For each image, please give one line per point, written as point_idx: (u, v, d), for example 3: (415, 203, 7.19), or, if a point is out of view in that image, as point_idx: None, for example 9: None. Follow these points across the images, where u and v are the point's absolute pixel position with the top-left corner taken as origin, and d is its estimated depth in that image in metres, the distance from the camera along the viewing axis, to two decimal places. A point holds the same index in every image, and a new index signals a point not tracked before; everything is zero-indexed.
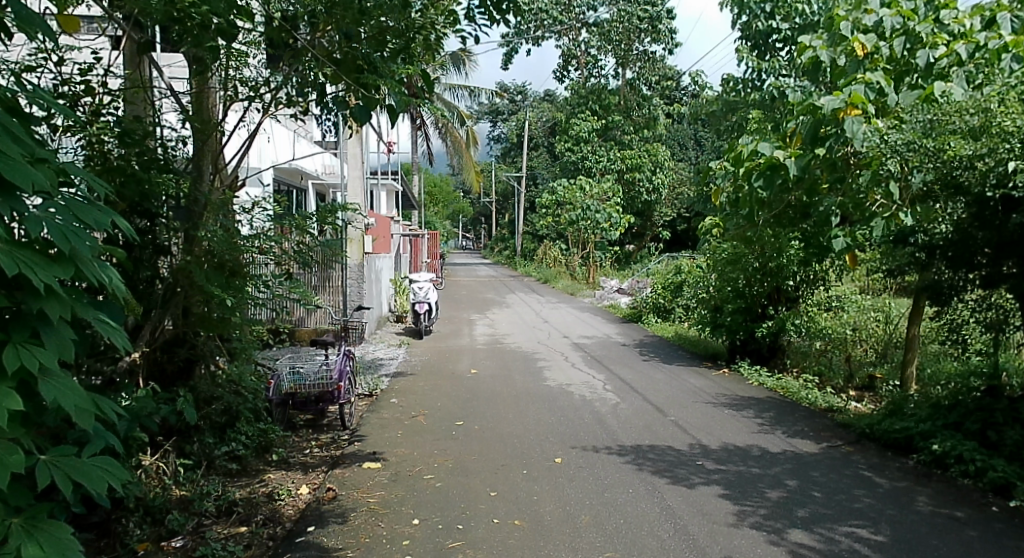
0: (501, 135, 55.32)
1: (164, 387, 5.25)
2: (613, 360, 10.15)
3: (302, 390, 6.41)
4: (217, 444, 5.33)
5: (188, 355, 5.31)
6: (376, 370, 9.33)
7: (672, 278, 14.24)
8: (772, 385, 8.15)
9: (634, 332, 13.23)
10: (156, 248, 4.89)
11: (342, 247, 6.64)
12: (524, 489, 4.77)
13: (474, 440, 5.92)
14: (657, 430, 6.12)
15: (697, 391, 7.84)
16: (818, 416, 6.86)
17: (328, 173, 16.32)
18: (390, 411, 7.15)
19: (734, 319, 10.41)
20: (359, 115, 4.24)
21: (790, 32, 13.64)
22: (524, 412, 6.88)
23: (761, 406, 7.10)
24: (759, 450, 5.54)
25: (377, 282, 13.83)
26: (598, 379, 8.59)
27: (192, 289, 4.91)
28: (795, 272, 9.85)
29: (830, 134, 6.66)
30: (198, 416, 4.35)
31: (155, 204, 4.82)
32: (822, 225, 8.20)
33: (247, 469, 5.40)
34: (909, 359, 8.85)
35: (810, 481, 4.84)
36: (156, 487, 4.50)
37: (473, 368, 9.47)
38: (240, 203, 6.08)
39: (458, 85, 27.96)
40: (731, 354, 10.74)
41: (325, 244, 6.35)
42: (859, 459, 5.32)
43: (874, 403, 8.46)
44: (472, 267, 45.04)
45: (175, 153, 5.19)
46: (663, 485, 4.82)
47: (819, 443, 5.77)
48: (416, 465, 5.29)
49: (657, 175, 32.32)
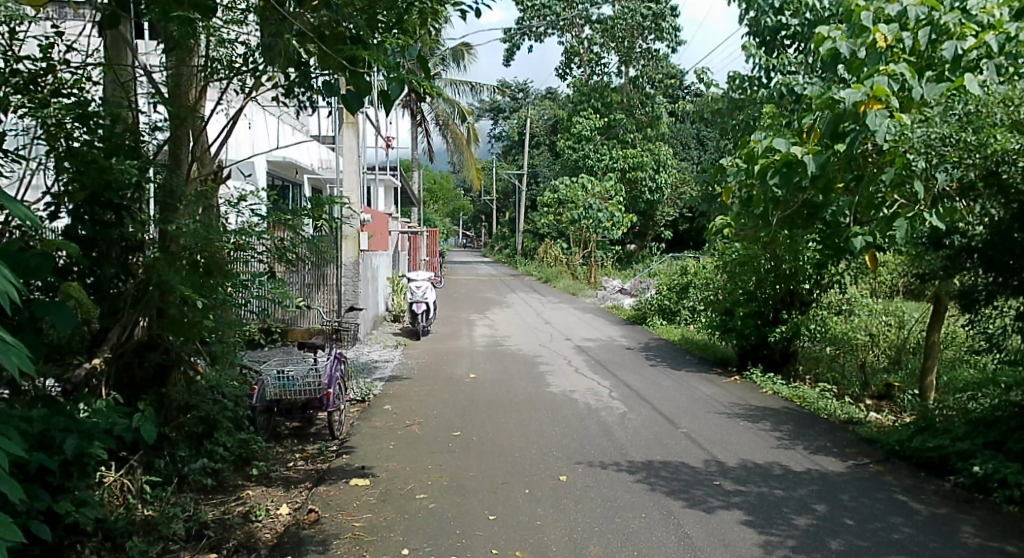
0: (502, 132, 54.96)
1: (133, 396, 4.76)
2: (617, 365, 9.69)
3: (290, 396, 6.05)
4: (192, 457, 4.89)
5: (161, 360, 4.83)
6: (369, 375, 8.81)
7: (679, 279, 14.55)
8: (787, 394, 7.70)
9: (638, 335, 12.81)
10: (123, 245, 4.43)
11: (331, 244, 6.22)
12: (527, 512, 4.35)
13: (473, 454, 5.48)
14: (670, 445, 5.68)
15: (708, 399, 7.41)
16: (839, 428, 6.44)
17: (323, 168, 15.97)
18: (383, 419, 6.72)
19: (747, 323, 9.84)
20: (354, 103, 3.86)
21: (801, 28, 13.19)
22: (527, 422, 6.45)
23: (778, 417, 6.66)
24: (781, 469, 5.11)
25: (373, 280, 13.37)
26: (604, 385, 8.16)
27: (165, 289, 4.42)
28: (810, 275, 9.38)
29: (850, 131, 6.10)
30: (156, 434, 3.59)
31: (119, 195, 4.29)
32: (840, 225, 7.81)
33: (223, 485, 4.96)
34: (928, 367, 8.75)
35: (840, 507, 4.39)
36: (120, 506, 4.07)
37: (472, 371, 9.03)
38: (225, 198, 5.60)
39: (459, 81, 27.71)
40: (742, 361, 10.19)
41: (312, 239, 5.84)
42: (891, 480, 4.88)
43: (895, 414, 8.08)
44: (472, 264, 44.80)
45: (146, 140, 4.71)
46: (679, 508, 4.38)
47: (845, 461, 5.32)
48: (408, 482, 4.85)
49: (660, 174, 31.38)
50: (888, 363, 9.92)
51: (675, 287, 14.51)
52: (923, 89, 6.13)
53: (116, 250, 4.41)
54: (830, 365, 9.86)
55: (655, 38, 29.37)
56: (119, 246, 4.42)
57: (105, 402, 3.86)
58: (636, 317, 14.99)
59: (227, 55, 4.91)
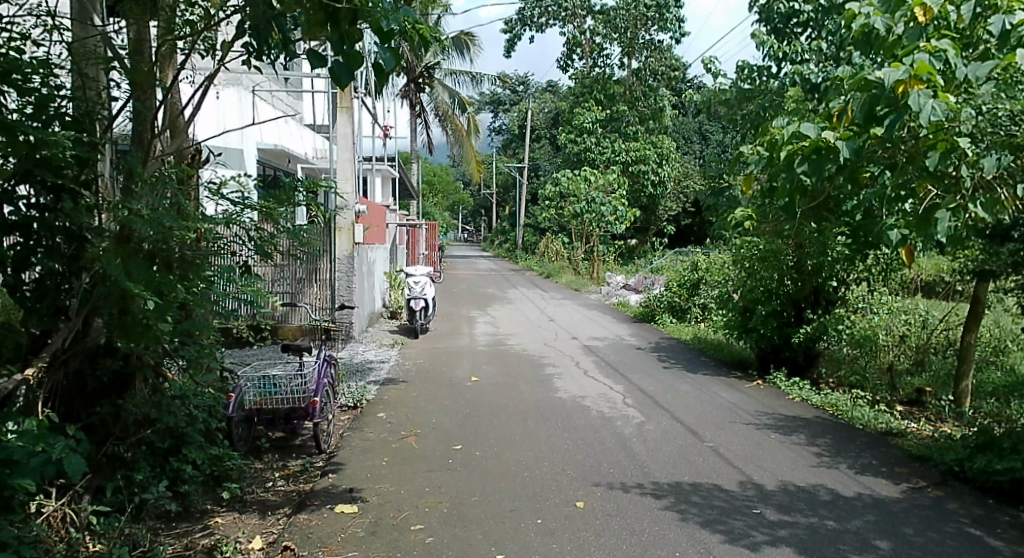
0: (502, 126, 54.36)
1: (85, 409, 4.10)
2: (628, 367, 9.05)
3: (270, 404, 5.43)
4: (153, 479, 4.25)
5: (119, 368, 4.18)
6: (361, 378, 8.13)
7: (688, 275, 13.94)
8: (818, 402, 7.05)
9: (647, 333, 12.18)
10: (69, 234, 3.80)
11: (315, 236, 5.53)
12: (540, 549, 3.68)
13: (476, 474, 4.84)
14: (699, 464, 5.03)
15: (731, 407, 6.79)
16: (880, 442, 5.82)
17: (317, 158, 15.35)
18: (376, 429, 6.08)
19: (768, 323, 9.06)
20: (343, 75, 3.40)
21: (814, 14, 12.59)
22: (535, 434, 5.80)
23: (814, 429, 6.03)
24: (829, 494, 4.48)
25: (369, 275, 12.66)
26: (617, 390, 7.52)
27: (109, 288, 3.67)
28: (837, 271, 8.67)
29: (886, 116, 4.77)
30: (82, 468, 2.95)
31: (64, 176, 3.73)
32: (875, 216, 7.18)
33: (190, 511, 4.32)
34: (964, 371, 8.28)
35: (907, 544, 3.75)
36: (58, 543, 3.41)
37: (473, 374, 8.39)
38: (205, 184, 5.04)
39: (460, 71, 27.24)
40: (763, 363, 9.32)
41: (292, 229, 5.16)
42: (958, 509, 4.24)
43: (932, 423, 7.49)
44: (471, 258, 44.24)
45: (99, 107, 4.08)
46: (719, 544, 3.73)
47: (898, 484, 4.69)
48: (402, 510, 4.22)
49: (663, 168, 30.79)
50: (911, 365, 9.38)
51: (685, 284, 13.89)
52: (971, 68, 4.90)
53: (62, 240, 3.81)
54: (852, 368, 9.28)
55: (659, 28, 28.73)
56: (63, 236, 3.81)
57: (36, 420, 3.19)
58: (644, 315, 14.33)
59: (189, 8, 4.24)
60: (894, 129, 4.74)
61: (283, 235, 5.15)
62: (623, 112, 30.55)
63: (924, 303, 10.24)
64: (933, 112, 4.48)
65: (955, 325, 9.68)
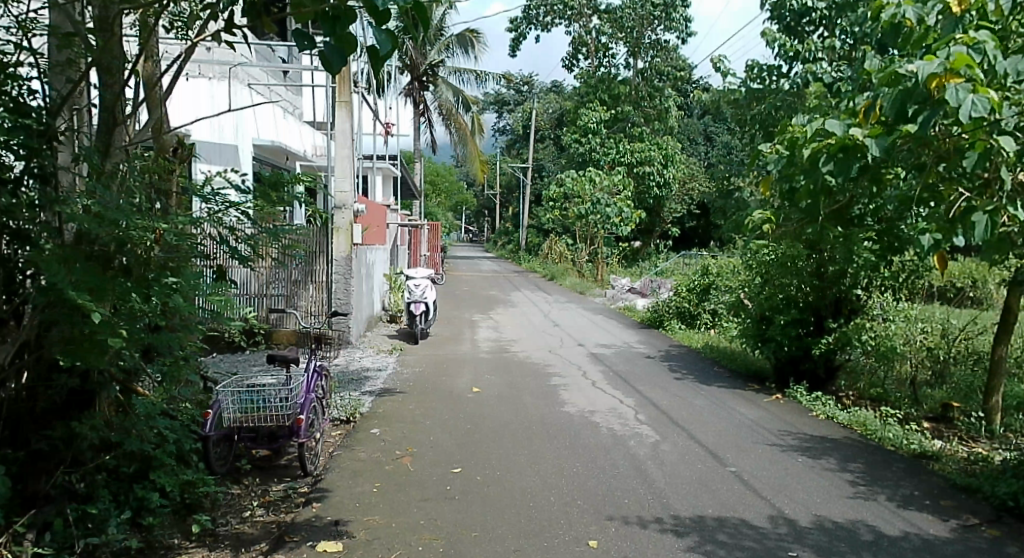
0: (505, 126, 53.94)
1: (35, 432, 3.64)
2: (638, 378, 8.58)
3: (251, 421, 4.93)
4: (114, 512, 3.78)
5: (74, 386, 3.68)
6: (356, 388, 7.67)
7: (698, 280, 13.45)
8: (844, 420, 6.54)
9: (655, 340, 11.69)
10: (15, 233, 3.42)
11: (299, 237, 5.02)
12: None
13: (477, 503, 4.40)
14: (723, 496, 4.56)
15: (753, 426, 6.30)
16: (918, 467, 5.33)
17: (316, 156, 14.95)
18: (368, 448, 5.60)
19: (787, 332, 8.49)
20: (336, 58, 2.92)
21: (828, 11, 12.14)
22: (541, 456, 5.33)
23: (844, 452, 5.54)
24: (871, 533, 4.01)
25: (367, 278, 12.21)
26: (627, 405, 7.04)
27: (54, 297, 3.14)
28: (861, 279, 8.18)
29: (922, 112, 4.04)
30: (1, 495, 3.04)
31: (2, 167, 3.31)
32: (905, 221, 6.70)
33: (154, 547, 3.85)
34: (994, 385, 7.73)
35: None
36: None
37: (475, 385, 7.92)
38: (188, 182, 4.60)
39: (465, 68, 27.04)
40: (779, 376, 8.82)
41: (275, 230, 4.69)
42: (1018, 552, 3.76)
43: (964, 443, 6.99)
44: (474, 259, 43.72)
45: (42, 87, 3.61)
46: None
47: (947, 521, 4.21)
48: (393, 547, 3.76)
49: (668, 169, 30.31)
50: (931, 377, 8.88)
51: (694, 289, 13.41)
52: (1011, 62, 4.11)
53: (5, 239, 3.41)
54: (869, 379, 8.79)
55: (665, 28, 28.26)
56: (9, 236, 3.41)
57: None
58: (652, 321, 13.82)
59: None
60: (928, 129, 3.97)
61: (265, 237, 4.68)
62: (628, 113, 30.08)
63: (942, 311, 9.74)
64: (976, 108, 3.76)
65: (977, 335, 9.17)
